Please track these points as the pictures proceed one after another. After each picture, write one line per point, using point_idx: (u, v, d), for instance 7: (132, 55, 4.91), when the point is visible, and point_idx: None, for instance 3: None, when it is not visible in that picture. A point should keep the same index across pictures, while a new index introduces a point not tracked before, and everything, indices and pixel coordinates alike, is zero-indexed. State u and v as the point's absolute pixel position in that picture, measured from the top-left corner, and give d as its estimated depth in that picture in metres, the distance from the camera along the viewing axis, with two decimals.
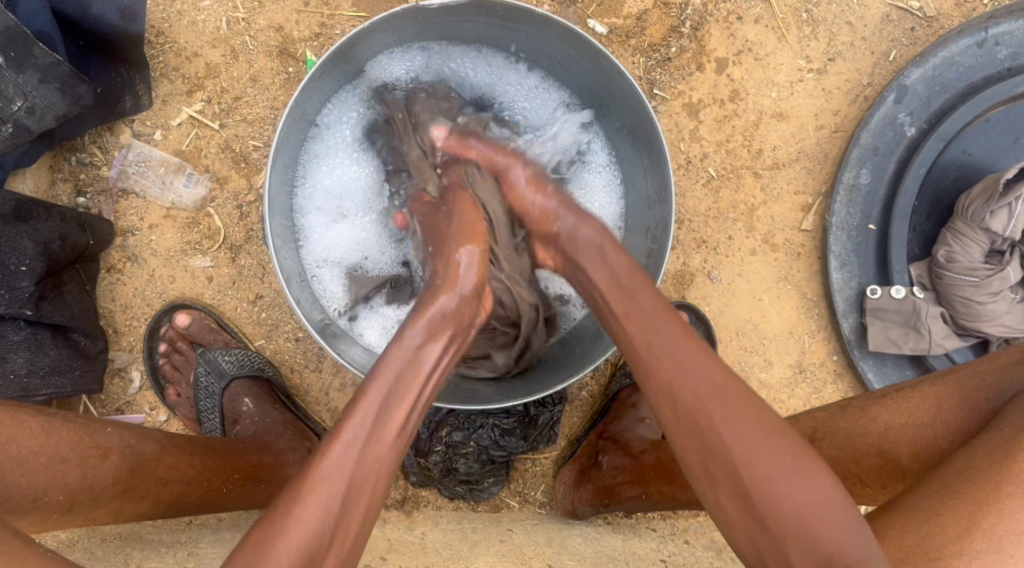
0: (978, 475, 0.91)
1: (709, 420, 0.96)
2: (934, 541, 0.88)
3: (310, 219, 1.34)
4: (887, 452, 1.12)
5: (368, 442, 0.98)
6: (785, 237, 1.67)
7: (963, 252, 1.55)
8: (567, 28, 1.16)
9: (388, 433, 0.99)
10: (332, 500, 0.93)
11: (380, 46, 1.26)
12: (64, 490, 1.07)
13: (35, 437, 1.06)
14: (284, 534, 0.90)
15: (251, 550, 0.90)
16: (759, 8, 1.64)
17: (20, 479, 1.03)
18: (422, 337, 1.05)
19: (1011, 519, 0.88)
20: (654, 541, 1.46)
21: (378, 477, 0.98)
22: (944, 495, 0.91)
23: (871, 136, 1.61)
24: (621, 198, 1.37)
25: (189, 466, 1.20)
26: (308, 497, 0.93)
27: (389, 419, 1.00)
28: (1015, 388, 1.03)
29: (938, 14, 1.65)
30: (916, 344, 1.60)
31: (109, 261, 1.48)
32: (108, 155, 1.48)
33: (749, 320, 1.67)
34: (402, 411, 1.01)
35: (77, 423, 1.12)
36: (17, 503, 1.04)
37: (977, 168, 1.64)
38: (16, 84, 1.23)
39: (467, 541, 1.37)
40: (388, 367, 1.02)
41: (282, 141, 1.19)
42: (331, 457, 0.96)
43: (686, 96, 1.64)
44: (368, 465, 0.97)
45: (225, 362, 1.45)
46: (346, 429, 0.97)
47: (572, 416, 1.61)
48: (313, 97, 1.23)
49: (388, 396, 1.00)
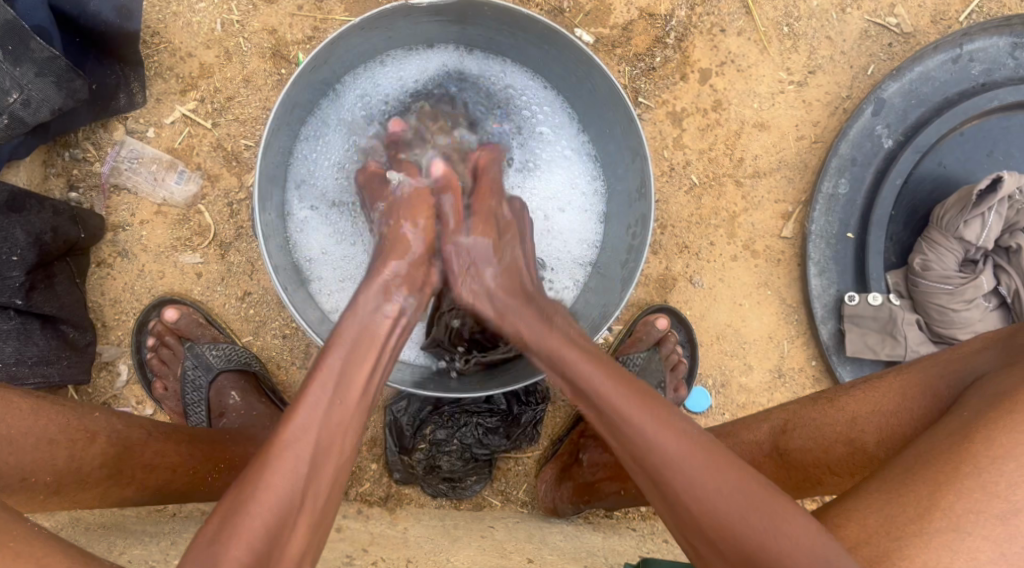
0: (938, 458, 0.94)
1: (620, 422, 1.02)
2: (893, 522, 0.91)
3: (295, 224, 1.36)
4: (854, 440, 1.15)
5: (333, 405, 1.01)
6: (765, 243, 1.71)
7: (938, 261, 1.59)
8: (544, 22, 1.19)
9: (349, 397, 1.03)
10: (300, 464, 0.96)
11: (345, 59, 1.28)
12: (51, 471, 1.08)
13: (25, 417, 1.07)
14: (253, 498, 0.92)
15: (222, 514, 0.93)
16: (742, 21, 1.69)
17: (8, 457, 1.04)
18: (376, 301, 1.12)
19: (968, 496, 0.90)
20: (632, 539, 1.47)
21: (342, 439, 1.01)
22: (902, 478, 0.94)
23: (849, 147, 1.66)
24: (599, 187, 1.40)
25: (177, 453, 1.22)
26: (276, 462, 0.95)
27: (348, 381, 1.04)
28: (976, 373, 1.05)
29: (914, 31, 1.71)
30: (893, 350, 1.63)
31: (99, 256, 1.50)
32: (102, 152, 1.50)
33: (729, 325, 1.70)
34: (360, 375, 1.05)
35: (67, 407, 1.13)
36: (5, 481, 1.04)
37: (952, 181, 1.69)
38: (13, 76, 1.26)
39: (448, 536, 1.39)
40: (343, 338, 1.07)
41: (271, 140, 1.20)
42: (297, 422, 0.98)
43: (670, 105, 1.68)
44: (331, 430, 1.00)
45: (212, 355, 1.47)
46: (309, 393, 1.00)
47: (556, 416, 1.63)
48: (301, 97, 1.25)
49: (347, 358, 1.05)
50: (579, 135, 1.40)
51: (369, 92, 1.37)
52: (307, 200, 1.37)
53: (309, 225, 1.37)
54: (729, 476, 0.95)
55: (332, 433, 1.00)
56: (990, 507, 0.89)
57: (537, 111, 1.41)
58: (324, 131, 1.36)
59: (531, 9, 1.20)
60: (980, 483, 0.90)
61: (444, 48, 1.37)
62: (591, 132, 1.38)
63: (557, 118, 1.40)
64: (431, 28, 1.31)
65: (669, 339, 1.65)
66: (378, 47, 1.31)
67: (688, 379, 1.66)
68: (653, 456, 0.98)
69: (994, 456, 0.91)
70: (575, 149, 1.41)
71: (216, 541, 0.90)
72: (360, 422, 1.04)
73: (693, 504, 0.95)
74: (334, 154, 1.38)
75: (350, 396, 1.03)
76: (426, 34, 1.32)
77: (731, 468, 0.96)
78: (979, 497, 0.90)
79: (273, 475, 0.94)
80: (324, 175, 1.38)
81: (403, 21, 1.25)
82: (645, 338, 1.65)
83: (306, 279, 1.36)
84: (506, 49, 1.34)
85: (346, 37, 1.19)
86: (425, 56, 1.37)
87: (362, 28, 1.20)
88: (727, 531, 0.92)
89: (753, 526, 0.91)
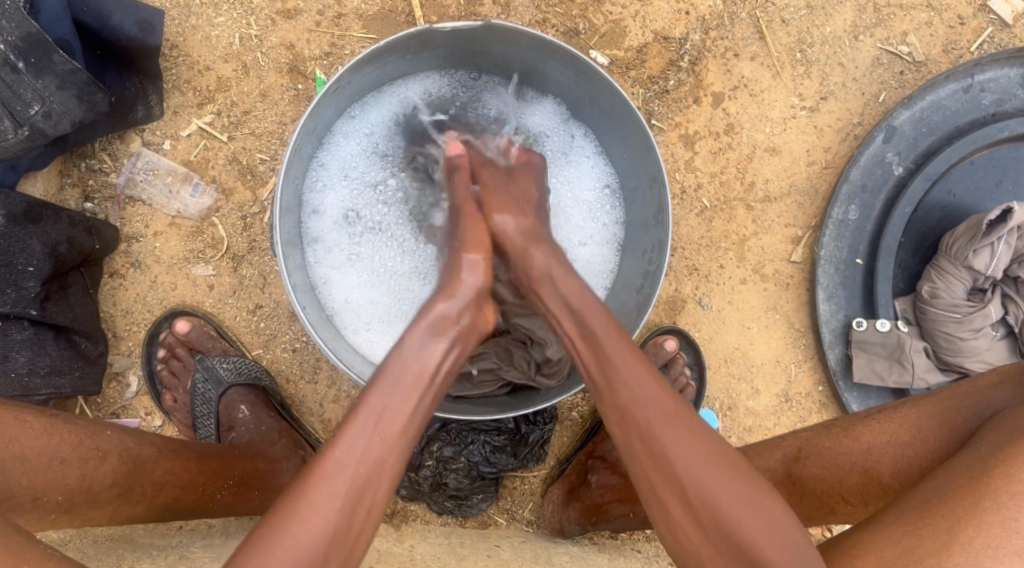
0: (955, 492, 0.94)
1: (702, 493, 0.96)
2: (913, 555, 0.91)
3: (309, 246, 1.35)
4: (869, 471, 1.16)
5: (374, 438, 0.98)
6: (775, 267, 1.71)
7: (946, 289, 1.60)
8: (557, 44, 1.20)
9: (392, 430, 1.00)
10: (336, 499, 0.94)
11: (344, 98, 1.28)
12: (63, 490, 1.08)
13: (38, 437, 1.07)
14: (286, 529, 0.92)
15: (259, 538, 0.92)
16: (755, 46, 1.70)
17: (21, 478, 1.04)
18: (422, 340, 1.07)
19: (986, 531, 0.90)
20: (639, 562, 1.47)
21: (384, 474, 0.98)
22: (921, 512, 0.94)
23: (860, 173, 1.67)
24: (617, 210, 1.41)
25: (187, 471, 1.22)
26: (314, 491, 0.94)
27: (391, 417, 1.00)
28: (992, 409, 1.06)
29: (926, 60, 1.72)
30: (899, 377, 1.64)
31: (112, 267, 1.51)
32: (117, 163, 1.51)
33: (737, 348, 1.71)
34: (406, 407, 1.01)
35: (78, 425, 1.13)
36: (18, 501, 1.04)
37: (962, 210, 1.70)
38: (35, 88, 1.27)
39: (454, 555, 1.39)
40: (388, 373, 1.03)
41: (292, 157, 1.20)
42: (332, 456, 0.96)
43: (682, 127, 1.69)
44: (370, 469, 0.97)
45: (222, 368, 1.48)
46: (349, 430, 0.98)
47: (563, 436, 1.64)
48: (322, 117, 1.25)
49: (390, 399, 1.01)
50: (598, 159, 1.41)
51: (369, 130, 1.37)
52: (322, 220, 1.36)
53: (329, 269, 1.36)
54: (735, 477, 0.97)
55: (373, 469, 0.97)
56: (1009, 543, 0.90)
57: (547, 131, 1.41)
58: (334, 169, 1.36)
59: (544, 32, 1.21)
60: (999, 519, 0.91)
61: (436, 74, 1.38)
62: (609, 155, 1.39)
63: (569, 139, 1.41)
64: (426, 56, 1.31)
65: (678, 361, 1.65)
66: (377, 81, 1.31)
67: (696, 401, 1.66)
68: (636, 414, 1.02)
69: (1016, 492, 0.92)
70: (593, 174, 1.41)
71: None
72: (403, 459, 1.01)
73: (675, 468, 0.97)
74: (347, 198, 1.37)
75: (393, 430, 1.00)
76: (423, 62, 1.33)
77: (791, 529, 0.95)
78: (998, 533, 0.90)
79: (309, 509, 0.93)
80: (338, 194, 1.37)
81: (400, 53, 1.26)
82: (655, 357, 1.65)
83: (320, 300, 1.35)
84: (506, 66, 1.35)
85: (346, 76, 1.19)
86: (422, 85, 1.38)
87: (361, 64, 1.20)
88: (703, 496, 0.96)
89: (743, 519, 0.94)
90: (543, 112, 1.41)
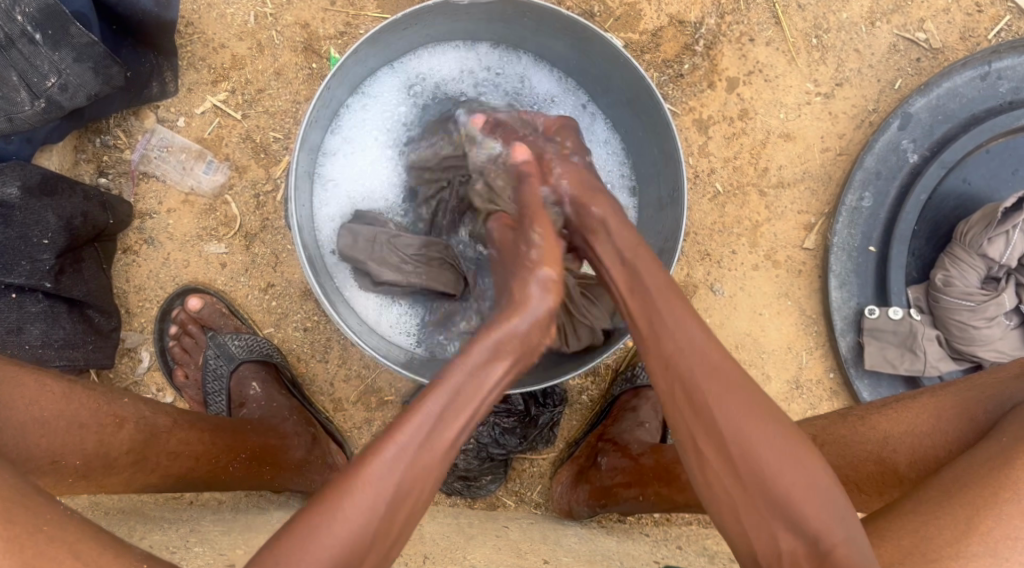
0: (977, 481, 0.94)
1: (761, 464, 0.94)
2: (930, 544, 0.91)
3: (320, 203, 1.35)
4: (886, 460, 1.15)
5: (421, 450, 0.93)
6: (787, 254, 1.71)
7: (960, 277, 1.59)
8: (576, 23, 1.20)
9: (441, 446, 0.94)
10: (377, 504, 0.90)
11: (361, 71, 1.28)
12: (81, 454, 1.08)
13: (57, 401, 1.07)
14: (322, 532, 0.89)
15: (294, 534, 0.89)
16: (771, 31, 1.69)
17: (39, 439, 1.04)
18: (489, 356, 0.98)
19: (1006, 522, 0.90)
20: (647, 545, 1.47)
21: (428, 480, 0.94)
22: (941, 500, 0.94)
23: (874, 161, 1.65)
24: (630, 188, 1.41)
25: (200, 441, 1.22)
26: (354, 497, 0.90)
27: (442, 432, 0.94)
28: (1015, 401, 1.06)
29: (943, 47, 1.71)
30: (912, 365, 1.63)
31: (126, 243, 1.51)
32: (132, 139, 1.51)
33: (749, 334, 1.70)
34: (454, 430, 0.95)
35: (97, 391, 1.14)
36: (37, 463, 1.04)
37: (976, 198, 1.69)
38: (52, 60, 1.27)
39: (463, 534, 1.39)
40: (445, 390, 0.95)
41: (313, 119, 1.20)
42: (380, 459, 0.91)
43: (696, 112, 1.68)
44: (415, 476, 0.93)
45: (234, 346, 1.49)
46: (399, 436, 0.93)
47: (572, 419, 1.63)
48: (342, 83, 1.25)
49: (446, 408, 0.95)
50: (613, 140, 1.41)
51: (388, 101, 1.37)
52: (335, 181, 1.36)
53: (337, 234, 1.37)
54: (773, 432, 0.95)
55: (416, 481, 0.93)
56: None
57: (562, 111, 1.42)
58: (350, 134, 1.36)
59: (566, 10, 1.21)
60: (1020, 509, 0.91)
61: (457, 49, 1.38)
62: (623, 136, 1.39)
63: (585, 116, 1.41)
64: (443, 30, 1.31)
65: None
66: (399, 52, 1.32)
67: None
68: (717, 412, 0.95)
69: None
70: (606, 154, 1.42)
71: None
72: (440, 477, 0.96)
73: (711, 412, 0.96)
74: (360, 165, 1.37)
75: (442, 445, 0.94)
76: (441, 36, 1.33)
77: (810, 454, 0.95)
78: (1017, 523, 0.90)
79: (344, 515, 0.89)
80: (354, 157, 1.37)
81: (416, 28, 1.26)
82: None
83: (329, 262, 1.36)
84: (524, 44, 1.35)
85: (367, 45, 1.20)
86: (440, 61, 1.38)
87: (376, 38, 1.20)
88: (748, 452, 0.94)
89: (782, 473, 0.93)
90: (561, 91, 1.41)
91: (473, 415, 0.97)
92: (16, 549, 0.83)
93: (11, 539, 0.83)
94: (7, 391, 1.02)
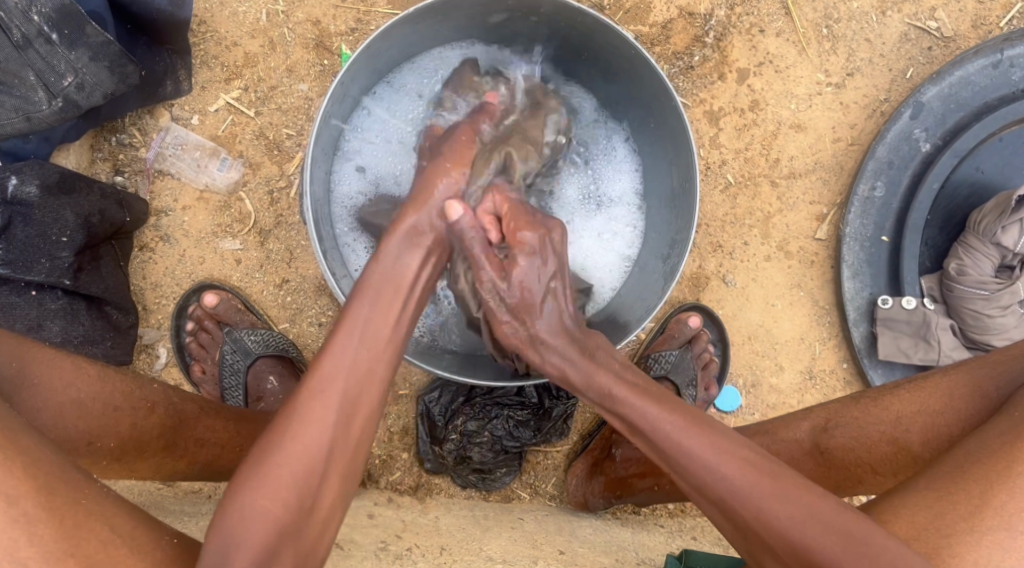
0: (990, 456, 0.94)
1: (753, 516, 0.93)
2: (945, 519, 0.91)
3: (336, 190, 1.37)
4: (899, 441, 1.15)
5: (361, 352, 0.99)
6: (799, 245, 1.71)
7: (974, 266, 1.58)
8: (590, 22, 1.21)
9: (378, 342, 1.01)
10: (330, 414, 0.94)
11: (388, 56, 1.30)
12: (114, 437, 1.09)
13: (93, 383, 1.08)
14: (284, 445, 0.92)
15: (251, 459, 0.92)
16: (781, 22, 1.69)
17: (78, 419, 1.05)
18: (399, 250, 1.08)
19: (1020, 496, 0.90)
20: (662, 535, 1.48)
21: (375, 387, 0.99)
22: (956, 475, 0.94)
23: (886, 150, 1.65)
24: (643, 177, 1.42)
25: (224, 430, 1.25)
26: (306, 409, 0.94)
27: (376, 333, 1.01)
28: None
29: (955, 35, 1.70)
30: (925, 354, 1.63)
31: (142, 240, 1.53)
32: (147, 137, 1.53)
33: (761, 325, 1.70)
34: (388, 328, 1.02)
35: (127, 376, 1.15)
36: (74, 445, 1.05)
37: (989, 187, 1.68)
38: (68, 60, 1.29)
39: (479, 526, 1.40)
40: (368, 287, 1.04)
41: (331, 105, 1.21)
42: (324, 367, 0.97)
43: (707, 104, 1.68)
44: (359, 381, 0.98)
45: (250, 341, 1.49)
46: (337, 340, 0.99)
47: (586, 411, 1.64)
48: (359, 75, 1.26)
49: (375, 309, 1.02)
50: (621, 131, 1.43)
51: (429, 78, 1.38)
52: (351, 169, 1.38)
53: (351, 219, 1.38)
54: (775, 490, 0.93)
55: (362, 383, 0.98)
56: None
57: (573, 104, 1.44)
58: (366, 124, 1.37)
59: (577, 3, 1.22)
60: None
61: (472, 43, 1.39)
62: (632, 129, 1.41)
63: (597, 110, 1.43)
64: (459, 25, 1.32)
65: (701, 338, 1.65)
66: (415, 46, 1.33)
67: (719, 377, 1.66)
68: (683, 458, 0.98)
69: None
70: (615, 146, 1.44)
71: (246, 490, 0.89)
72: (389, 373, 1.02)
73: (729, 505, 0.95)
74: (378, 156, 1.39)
75: (375, 348, 1.00)
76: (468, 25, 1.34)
77: (776, 482, 0.94)
78: None
79: (302, 427, 0.93)
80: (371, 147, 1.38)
81: (430, 22, 1.27)
82: (677, 335, 1.66)
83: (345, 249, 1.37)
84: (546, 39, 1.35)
85: (385, 37, 1.21)
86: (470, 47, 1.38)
87: (393, 32, 1.22)
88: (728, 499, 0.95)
89: (810, 536, 0.89)
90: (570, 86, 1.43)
91: (400, 317, 1.04)
92: (56, 518, 0.83)
93: (53, 509, 0.84)
94: (46, 371, 1.04)
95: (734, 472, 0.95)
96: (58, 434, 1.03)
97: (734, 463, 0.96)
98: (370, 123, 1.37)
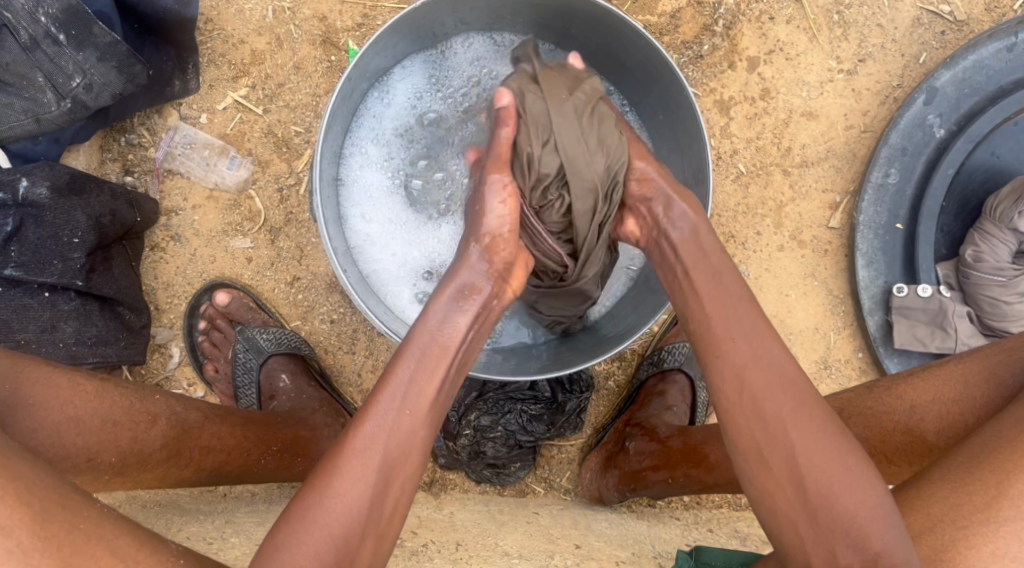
0: (1007, 442, 0.92)
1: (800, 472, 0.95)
2: (960, 509, 0.90)
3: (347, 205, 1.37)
4: (913, 430, 1.14)
5: (401, 412, 0.99)
6: (812, 234, 1.69)
7: (990, 253, 1.56)
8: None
9: (419, 405, 1.00)
10: (370, 473, 0.95)
11: (378, 66, 1.29)
12: (115, 452, 1.09)
13: (90, 400, 1.09)
14: (324, 507, 0.93)
15: (290, 520, 0.93)
16: (791, 9, 1.67)
17: (76, 439, 1.06)
18: (447, 310, 1.06)
19: None
20: (677, 528, 1.47)
21: (413, 450, 0.99)
22: (972, 464, 0.93)
23: (900, 136, 1.63)
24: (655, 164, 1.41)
25: (232, 436, 1.24)
26: (345, 470, 0.95)
27: (418, 392, 1.01)
28: None
29: (968, 19, 1.67)
30: (942, 343, 1.60)
31: (153, 240, 1.53)
32: (156, 137, 1.53)
33: (775, 315, 1.69)
34: (429, 386, 1.01)
35: (128, 390, 1.15)
36: (72, 462, 1.05)
37: (1005, 172, 1.66)
38: (76, 61, 1.29)
39: (494, 521, 1.40)
40: (412, 346, 1.03)
41: (328, 126, 1.21)
42: (365, 430, 0.97)
43: (717, 93, 1.67)
44: (400, 444, 0.98)
45: (263, 339, 1.49)
46: (379, 402, 0.99)
47: (599, 404, 1.63)
48: (353, 91, 1.26)
49: (417, 369, 1.02)
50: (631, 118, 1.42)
51: (397, 120, 1.39)
52: (359, 182, 1.38)
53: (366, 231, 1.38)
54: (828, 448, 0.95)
55: (402, 446, 0.98)
56: None
57: None
58: (366, 134, 1.37)
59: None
60: None
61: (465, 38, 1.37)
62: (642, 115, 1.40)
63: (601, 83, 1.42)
64: (449, 23, 1.31)
65: None
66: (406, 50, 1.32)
67: None
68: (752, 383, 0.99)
69: None
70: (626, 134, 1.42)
71: (284, 547, 0.90)
72: (428, 432, 1.02)
73: (765, 414, 0.97)
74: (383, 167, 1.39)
75: (417, 410, 1.00)
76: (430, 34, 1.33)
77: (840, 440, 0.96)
78: None
79: (343, 484, 0.94)
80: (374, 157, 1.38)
81: (416, 26, 1.26)
82: None
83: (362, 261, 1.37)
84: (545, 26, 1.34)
85: (372, 50, 1.21)
86: (442, 58, 1.38)
87: (378, 44, 1.21)
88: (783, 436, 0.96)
89: (852, 507, 0.92)
90: None
91: (444, 377, 1.03)
92: (55, 547, 0.83)
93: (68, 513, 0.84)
94: (42, 392, 1.04)
95: (797, 421, 0.97)
96: (59, 452, 1.04)
97: (803, 409, 0.97)
98: (363, 180, 1.38)
